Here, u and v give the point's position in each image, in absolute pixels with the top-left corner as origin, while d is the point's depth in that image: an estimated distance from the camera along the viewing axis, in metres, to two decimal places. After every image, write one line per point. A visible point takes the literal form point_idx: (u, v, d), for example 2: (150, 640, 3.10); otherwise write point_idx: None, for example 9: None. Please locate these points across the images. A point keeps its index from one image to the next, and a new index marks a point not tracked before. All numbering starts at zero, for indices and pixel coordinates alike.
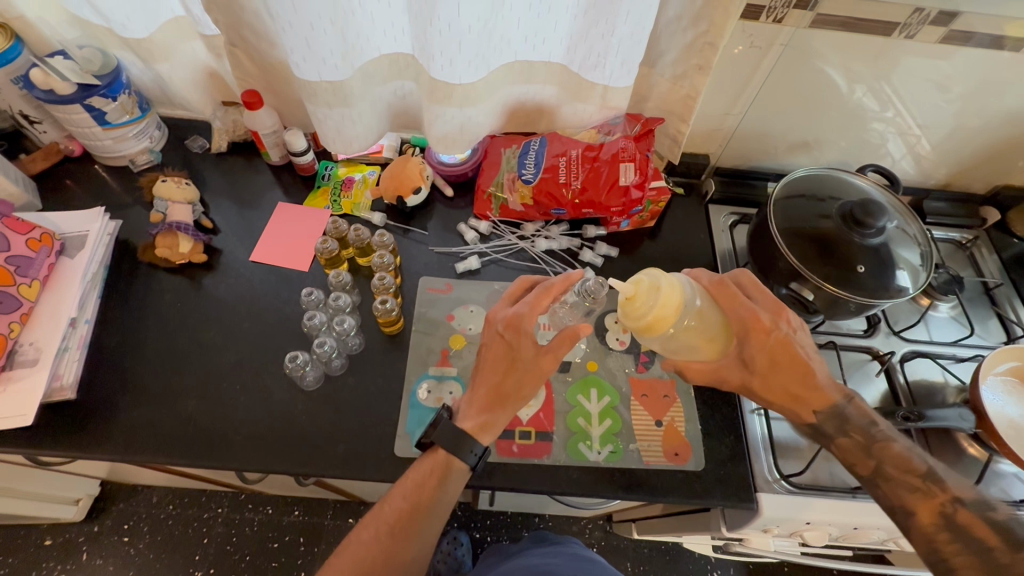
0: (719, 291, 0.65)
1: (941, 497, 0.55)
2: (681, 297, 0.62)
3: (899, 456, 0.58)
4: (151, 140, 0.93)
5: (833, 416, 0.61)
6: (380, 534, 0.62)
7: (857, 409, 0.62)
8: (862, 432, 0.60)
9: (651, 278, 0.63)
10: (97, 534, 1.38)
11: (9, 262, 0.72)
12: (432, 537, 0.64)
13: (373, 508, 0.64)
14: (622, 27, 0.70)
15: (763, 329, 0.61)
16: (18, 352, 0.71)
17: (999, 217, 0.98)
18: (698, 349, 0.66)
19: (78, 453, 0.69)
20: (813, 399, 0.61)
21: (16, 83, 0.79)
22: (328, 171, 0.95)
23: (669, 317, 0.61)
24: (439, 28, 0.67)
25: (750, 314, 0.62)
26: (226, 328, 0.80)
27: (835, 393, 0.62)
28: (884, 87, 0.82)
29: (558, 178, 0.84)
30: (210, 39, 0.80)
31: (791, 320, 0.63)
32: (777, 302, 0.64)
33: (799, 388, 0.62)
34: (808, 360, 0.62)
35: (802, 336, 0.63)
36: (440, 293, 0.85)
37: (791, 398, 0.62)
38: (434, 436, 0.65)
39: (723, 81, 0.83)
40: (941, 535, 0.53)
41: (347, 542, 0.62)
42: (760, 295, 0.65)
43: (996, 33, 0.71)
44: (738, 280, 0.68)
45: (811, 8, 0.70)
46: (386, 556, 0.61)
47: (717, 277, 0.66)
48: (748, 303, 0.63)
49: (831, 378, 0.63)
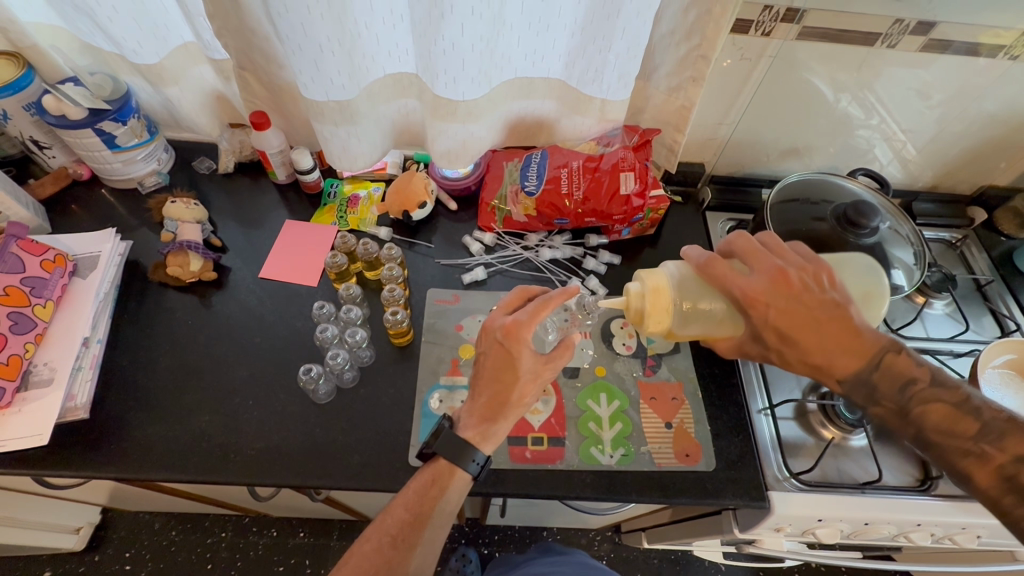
0: (714, 268, 0.61)
1: (999, 459, 0.52)
2: (670, 298, 0.65)
3: (947, 415, 0.56)
4: (159, 163, 0.94)
5: (860, 381, 0.58)
6: (380, 547, 0.61)
7: (890, 369, 0.58)
8: (893, 401, 0.58)
9: (639, 287, 0.66)
10: (97, 563, 1.36)
11: (24, 283, 0.74)
12: (434, 548, 0.64)
13: (374, 521, 0.63)
14: (618, 43, 0.73)
15: (760, 305, 0.59)
16: (32, 372, 0.72)
17: (986, 216, 1.01)
18: (709, 330, 0.68)
19: (92, 472, 0.69)
20: (836, 365, 0.58)
21: (28, 109, 0.81)
22: (334, 189, 0.97)
23: (662, 320, 0.65)
24: (443, 48, 0.70)
25: (744, 290, 0.59)
26: (236, 344, 0.81)
27: (861, 354, 0.58)
28: (868, 95, 0.85)
29: (560, 188, 0.86)
30: (219, 62, 0.83)
31: (796, 282, 0.59)
32: (779, 266, 0.60)
33: (818, 358, 0.59)
34: (823, 324, 0.58)
35: (816, 298, 0.58)
36: (448, 304, 0.87)
37: (813, 367, 0.60)
38: (435, 446, 0.66)
39: (715, 90, 0.86)
40: (1007, 499, 0.52)
41: (349, 555, 0.61)
42: (756, 263, 0.61)
43: (971, 41, 0.75)
44: (734, 246, 0.64)
45: (797, 21, 0.74)
46: (388, 569, 0.60)
47: (705, 255, 0.63)
48: (742, 278, 0.59)
49: (858, 337, 0.58)
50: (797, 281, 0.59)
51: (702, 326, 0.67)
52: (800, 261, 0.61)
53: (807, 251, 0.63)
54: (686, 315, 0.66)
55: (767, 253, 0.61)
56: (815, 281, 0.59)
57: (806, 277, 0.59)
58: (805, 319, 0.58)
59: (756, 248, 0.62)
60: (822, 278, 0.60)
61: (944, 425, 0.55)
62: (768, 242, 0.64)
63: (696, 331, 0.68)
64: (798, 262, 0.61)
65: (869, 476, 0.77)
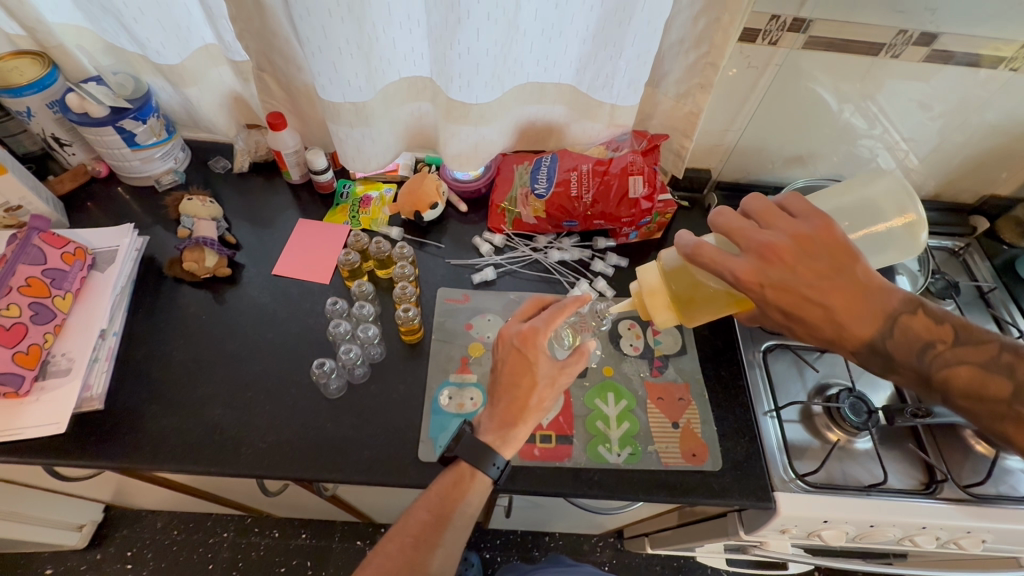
0: (702, 255, 0.56)
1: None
2: (668, 296, 0.66)
3: (974, 375, 0.53)
4: (176, 161, 0.96)
5: (874, 350, 0.55)
6: (403, 547, 0.62)
7: (908, 333, 0.54)
8: (913, 368, 0.55)
9: (637, 287, 0.69)
10: (99, 561, 1.35)
11: (45, 274, 0.75)
12: (457, 548, 0.65)
13: (398, 521, 0.65)
14: (629, 49, 0.75)
15: (754, 289, 0.55)
16: (50, 362, 0.73)
17: (988, 225, 1.03)
18: (722, 311, 0.68)
19: (107, 462, 0.70)
20: (850, 337, 0.55)
21: (51, 108, 0.83)
22: (347, 190, 0.99)
23: (667, 317, 0.67)
24: (459, 52, 0.72)
25: (734, 274, 0.55)
26: (250, 339, 0.82)
27: (873, 319, 0.54)
28: (871, 106, 0.87)
29: (569, 191, 0.87)
30: (239, 64, 0.85)
31: (789, 257, 0.54)
32: (769, 242, 0.55)
33: (828, 332, 0.55)
34: (828, 295, 0.54)
35: (814, 270, 0.54)
36: (458, 303, 0.88)
37: (825, 340, 0.56)
38: (457, 449, 0.67)
39: (722, 98, 0.88)
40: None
41: (374, 554, 0.63)
42: (743, 240, 0.56)
43: (974, 53, 0.77)
44: (717, 224, 0.58)
45: (803, 31, 0.75)
46: (410, 568, 0.61)
47: (693, 241, 0.57)
48: (730, 262, 0.55)
49: (867, 301, 0.54)
50: (789, 256, 0.54)
51: (711, 312, 0.68)
52: (792, 229, 0.55)
53: (802, 209, 0.57)
54: (692, 301, 0.67)
55: (753, 228, 0.56)
56: (809, 250, 0.54)
57: (798, 249, 0.54)
58: (806, 296, 0.54)
59: (740, 224, 0.57)
60: (817, 244, 0.54)
61: (972, 386, 0.53)
62: (753, 212, 0.58)
63: (706, 314, 0.69)
64: (789, 230, 0.56)
65: (874, 479, 0.77)
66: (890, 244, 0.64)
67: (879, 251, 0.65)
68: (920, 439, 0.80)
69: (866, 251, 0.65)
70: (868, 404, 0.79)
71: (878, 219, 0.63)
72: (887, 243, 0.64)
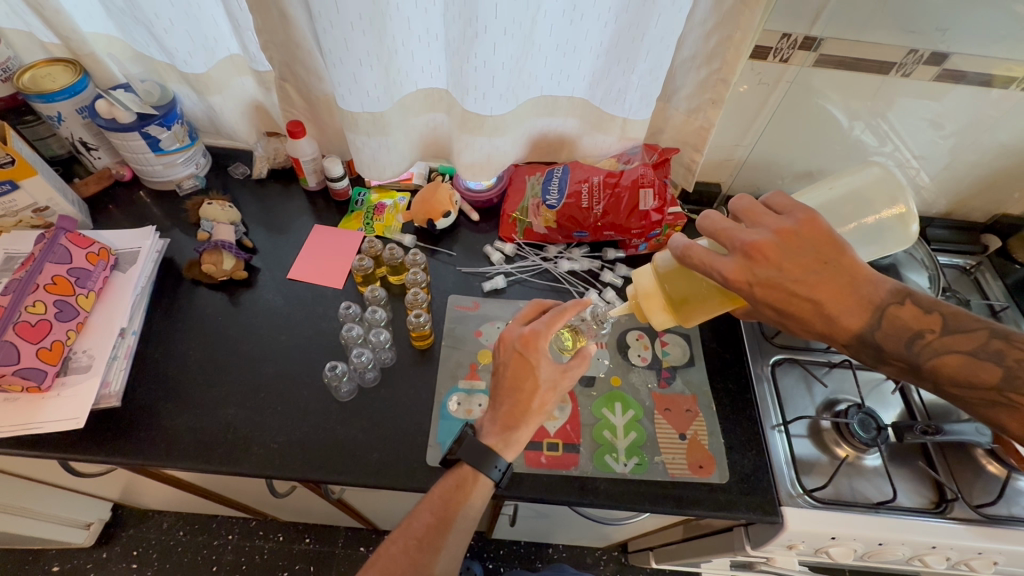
0: (690, 256, 0.57)
1: None
2: (662, 298, 0.67)
3: (961, 367, 0.52)
4: (198, 167, 0.98)
5: (864, 343, 0.54)
6: (408, 548, 0.62)
7: (894, 324, 0.54)
8: (902, 359, 0.54)
9: (633, 291, 0.69)
10: (105, 560, 1.36)
11: (70, 273, 0.78)
12: (459, 552, 0.65)
13: (401, 523, 0.65)
14: (641, 65, 0.77)
15: (742, 287, 0.55)
16: (72, 359, 0.76)
17: (1000, 244, 1.03)
18: (718, 311, 0.68)
19: (121, 457, 0.71)
20: (840, 330, 0.54)
21: (81, 113, 0.86)
22: (361, 198, 1.01)
23: (663, 319, 0.68)
24: (475, 65, 0.74)
25: (722, 275, 0.55)
26: (263, 340, 0.84)
27: (860, 310, 0.54)
28: (881, 123, 0.88)
29: (580, 203, 0.88)
30: (262, 73, 0.88)
31: (773, 254, 0.54)
32: (753, 240, 0.54)
33: (819, 325, 0.55)
34: (816, 290, 0.54)
35: (800, 265, 0.53)
36: (467, 310, 0.89)
37: (817, 334, 0.57)
38: (461, 453, 0.67)
39: (731, 114, 0.89)
40: None
41: (377, 556, 0.63)
42: (728, 240, 0.56)
43: (986, 74, 0.77)
44: (704, 226, 0.58)
45: (815, 49, 0.77)
46: (414, 571, 0.61)
47: (683, 245, 0.58)
48: (716, 262, 0.55)
49: (855, 292, 0.54)
50: (774, 252, 0.54)
51: (707, 312, 0.68)
52: (776, 225, 0.55)
53: (786, 206, 0.58)
54: (686, 303, 0.67)
55: (738, 228, 0.56)
56: (794, 245, 0.54)
57: (783, 245, 0.54)
58: (793, 294, 0.54)
59: (726, 225, 0.57)
60: (801, 238, 0.54)
61: (960, 377, 0.52)
62: (739, 212, 0.59)
63: (704, 316, 0.68)
64: (773, 226, 0.56)
65: (883, 496, 0.76)
66: (884, 234, 0.63)
67: (870, 244, 0.64)
68: (929, 458, 0.79)
69: (857, 243, 0.64)
70: (876, 420, 0.79)
71: (868, 212, 0.62)
72: (880, 233, 0.63)
